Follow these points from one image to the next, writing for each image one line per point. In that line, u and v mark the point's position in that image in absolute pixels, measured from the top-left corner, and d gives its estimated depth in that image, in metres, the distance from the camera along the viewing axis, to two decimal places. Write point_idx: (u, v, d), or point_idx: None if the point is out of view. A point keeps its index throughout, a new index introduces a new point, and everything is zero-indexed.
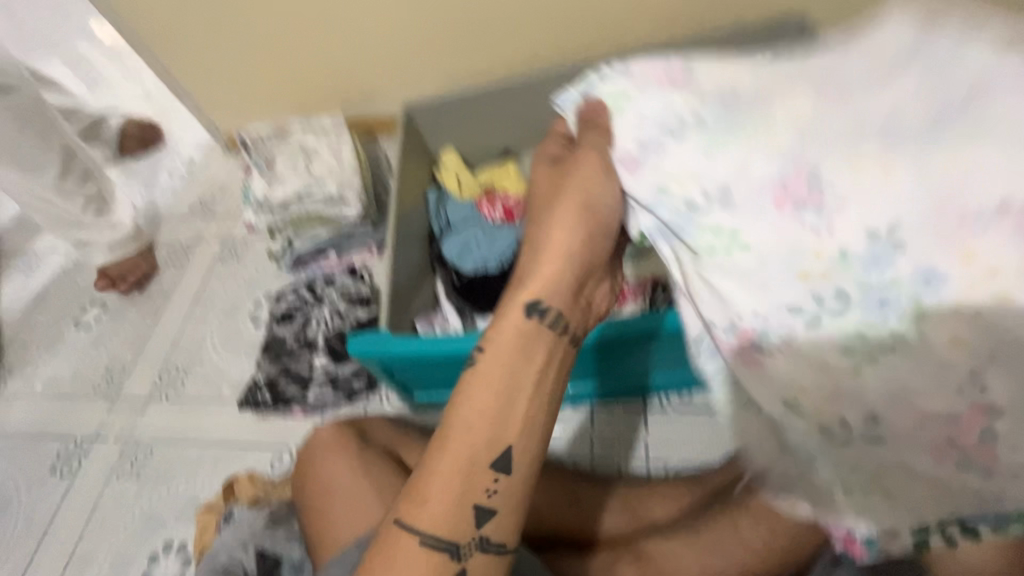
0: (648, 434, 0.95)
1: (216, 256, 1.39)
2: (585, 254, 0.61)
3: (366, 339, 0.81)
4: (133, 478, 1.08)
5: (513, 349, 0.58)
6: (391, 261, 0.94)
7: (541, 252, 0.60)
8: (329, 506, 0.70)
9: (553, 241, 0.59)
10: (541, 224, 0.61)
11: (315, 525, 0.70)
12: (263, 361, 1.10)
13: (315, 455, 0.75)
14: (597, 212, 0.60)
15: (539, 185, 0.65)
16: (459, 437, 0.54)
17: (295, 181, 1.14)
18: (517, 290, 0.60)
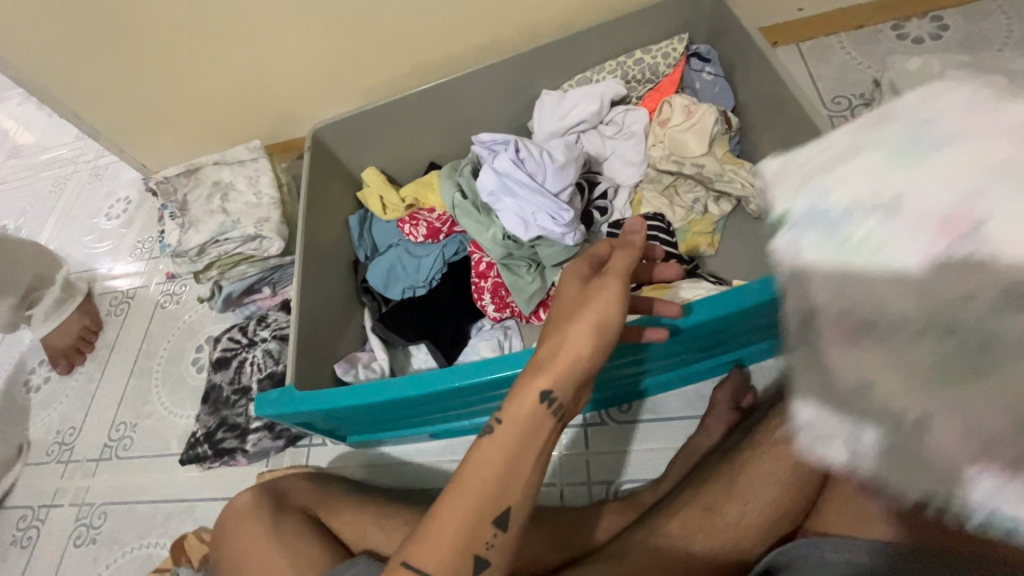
0: (590, 452, 0.87)
1: (157, 301, 1.35)
2: (605, 347, 0.52)
3: (271, 397, 0.79)
4: (89, 543, 1.07)
5: (520, 424, 0.51)
6: (302, 304, 0.90)
7: (567, 331, 0.51)
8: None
9: (584, 329, 0.51)
10: (573, 299, 0.53)
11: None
12: (202, 413, 1.07)
13: (232, 522, 0.74)
14: (610, 320, 0.52)
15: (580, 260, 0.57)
16: (466, 496, 0.49)
17: (210, 223, 1.10)
18: (535, 365, 0.52)
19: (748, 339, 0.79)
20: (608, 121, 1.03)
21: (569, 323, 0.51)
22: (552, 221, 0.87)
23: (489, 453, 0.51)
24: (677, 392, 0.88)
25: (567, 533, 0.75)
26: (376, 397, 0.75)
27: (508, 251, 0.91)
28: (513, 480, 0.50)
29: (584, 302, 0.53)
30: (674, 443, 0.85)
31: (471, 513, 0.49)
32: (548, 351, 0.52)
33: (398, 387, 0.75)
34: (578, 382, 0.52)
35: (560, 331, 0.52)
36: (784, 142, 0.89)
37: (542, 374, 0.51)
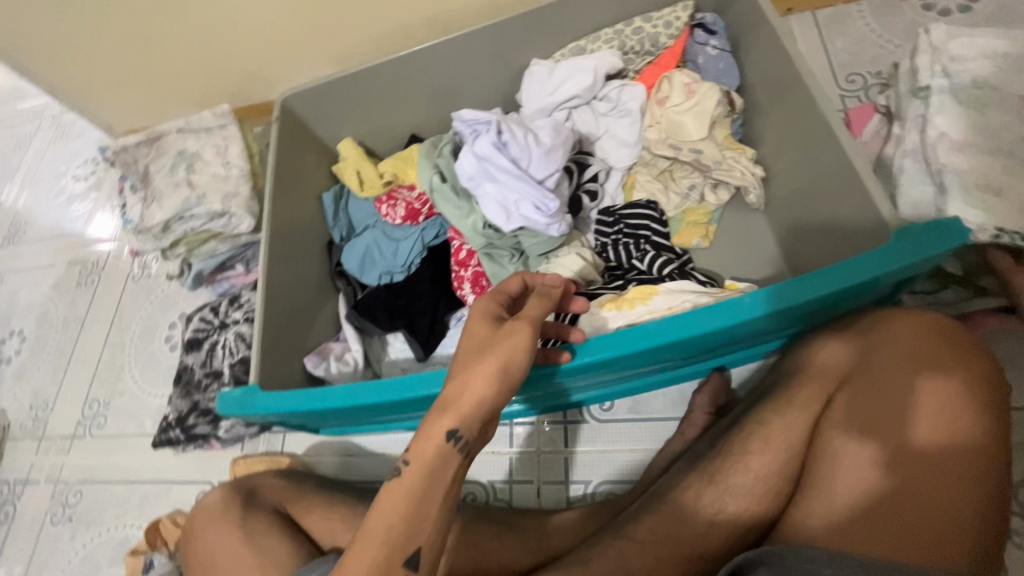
0: (569, 450, 0.85)
1: (127, 274, 1.29)
2: (497, 397, 0.63)
3: (236, 398, 0.76)
4: (66, 521, 1.06)
5: (423, 465, 0.61)
6: (269, 295, 0.84)
7: (463, 384, 0.63)
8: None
9: (481, 377, 0.62)
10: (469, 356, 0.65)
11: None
12: (174, 395, 1.03)
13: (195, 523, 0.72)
14: (507, 371, 0.63)
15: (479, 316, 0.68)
16: (376, 534, 0.58)
17: (175, 197, 1.03)
18: (439, 412, 0.63)
19: (735, 348, 0.76)
20: (602, 97, 0.95)
21: (465, 375, 0.63)
22: (534, 211, 0.81)
23: (402, 487, 0.60)
24: (662, 391, 0.85)
25: (540, 538, 0.74)
26: (347, 400, 0.74)
27: (488, 240, 0.86)
28: (421, 514, 0.59)
29: (486, 352, 0.64)
30: (655, 444, 0.82)
31: (383, 544, 0.57)
32: (453, 394, 0.63)
33: (368, 392, 0.75)
34: (480, 420, 0.63)
35: (463, 376, 0.63)
36: (788, 128, 0.82)
37: (448, 416, 0.62)
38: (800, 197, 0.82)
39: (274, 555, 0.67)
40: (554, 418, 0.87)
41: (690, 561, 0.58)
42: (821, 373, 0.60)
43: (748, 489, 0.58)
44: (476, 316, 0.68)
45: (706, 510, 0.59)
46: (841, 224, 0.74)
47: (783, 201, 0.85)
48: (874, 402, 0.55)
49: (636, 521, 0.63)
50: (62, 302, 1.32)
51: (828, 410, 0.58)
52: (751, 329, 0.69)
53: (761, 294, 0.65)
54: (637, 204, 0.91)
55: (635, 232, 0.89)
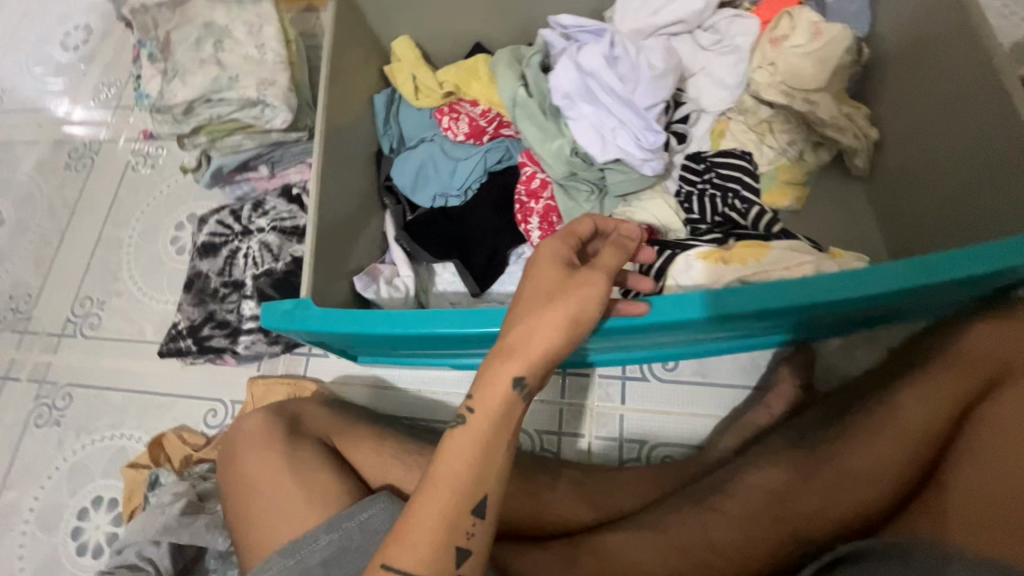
0: (625, 407, 0.80)
1: (127, 162, 1.15)
2: (567, 342, 0.54)
3: (281, 309, 0.67)
4: (53, 425, 0.96)
5: (484, 418, 0.52)
6: (320, 200, 0.74)
7: (530, 329, 0.52)
8: (253, 505, 0.62)
9: (551, 323, 0.53)
10: (533, 295, 0.54)
11: (233, 513, 0.63)
12: (185, 303, 0.93)
13: (237, 444, 0.67)
14: (583, 316, 0.53)
15: (543, 248, 0.56)
16: (437, 490, 0.49)
17: (201, 76, 0.88)
18: (503, 359, 0.53)
19: (835, 324, 0.70)
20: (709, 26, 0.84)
21: (534, 318, 0.52)
22: (634, 144, 0.72)
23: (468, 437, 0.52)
24: (733, 357, 0.80)
25: (600, 492, 0.70)
26: (402, 325, 0.65)
27: (574, 169, 0.78)
28: (487, 470, 0.51)
29: (559, 293, 0.53)
30: (719, 411, 0.77)
31: (449, 495, 0.49)
32: (518, 338, 0.53)
33: (421, 321, 0.65)
34: (548, 369, 0.54)
35: (530, 320, 0.53)
36: (918, 89, 0.74)
37: (516, 364, 0.52)
38: (921, 170, 0.74)
39: (326, 488, 0.62)
40: (605, 373, 0.82)
41: (792, 539, 0.55)
42: (976, 361, 0.56)
43: (868, 476, 0.55)
44: (547, 248, 0.57)
45: (817, 493, 0.56)
46: (971, 204, 0.68)
47: (895, 173, 0.78)
48: None
49: (727, 492, 0.60)
50: (48, 185, 1.17)
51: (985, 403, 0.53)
52: (847, 307, 0.62)
53: (874, 271, 0.57)
54: (731, 153, 0.82)
55: (724, 183, 0.80)
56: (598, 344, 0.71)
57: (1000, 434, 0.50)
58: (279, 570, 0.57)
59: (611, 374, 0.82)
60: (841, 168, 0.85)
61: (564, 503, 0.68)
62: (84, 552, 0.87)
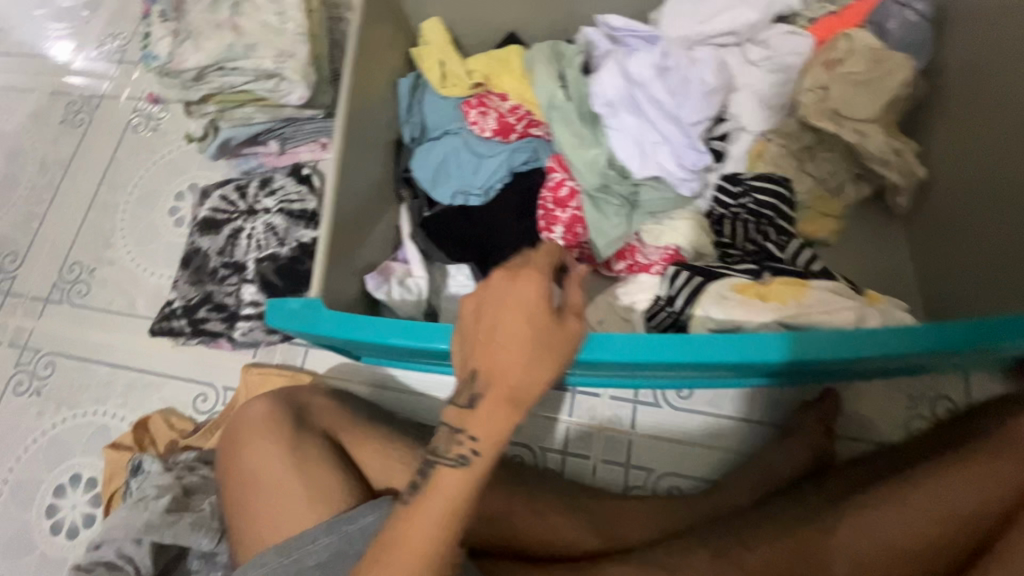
0: (634, 432, 0.78)
1: (127, 123, 1.08)
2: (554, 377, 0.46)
3: (288, 306, 0.63)
4: (32, 395, 0.92)
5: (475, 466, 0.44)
6: (338, 192, 0.69)
7: (526, 379, 0.43)
8: (251, 500, 0.62)
9: (547, 369, 0.43)
10: (523, 342, 0.42)
11: (231, 506, 0.63)
12: (181, 280, 0.89)
13: (239, 439, 0.65)
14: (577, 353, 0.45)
15: (525, 280, 0.43)
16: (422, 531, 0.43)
17: (214, 40, 0.82)
18: (494, 407, 0.43)
19: (859, 373, 0.69)
20: (761, 40, 0.79)
21: (533, 367, 0.42)
22: (677, 159, 0.72)
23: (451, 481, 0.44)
24: (751, 392, 0.77)
25: (607, 520, 0.68)
26: (409, 337, 0.61)
27: (606, 181, 0.74)
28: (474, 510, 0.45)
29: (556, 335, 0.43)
30: (732, 448, 0.75)
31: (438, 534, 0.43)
32: (512, 388, 0.43)
33: (426, 337, 0.60)
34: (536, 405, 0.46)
35: (529, 371, 0.43)
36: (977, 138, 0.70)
37: (505, 414, 0.43)
38: (970, 223, 0.71)
39: (328, 488, 0.62)
40: (616, 395, 0.79)
41: None
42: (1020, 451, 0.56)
43: (897, 543, 0.54)
44: (523, 282, 0.43)
45: (843, 553, 0.55)
46: (1005, 268, 0.67)
47: (937, 224, 0.75)
48: None
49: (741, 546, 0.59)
50: (41, 139, 1.10)
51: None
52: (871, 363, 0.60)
53: (910, 334, 0.55)
54: (770, 177, 0.77)
55: (759, 210, 0.75)
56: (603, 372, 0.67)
57: None
58: (275, 567, 0.58)
59: (623, 396, 0.79)
60: (881, 206, 0.81)
61: (568, 531, 0.66)
62: (58, 531, 0.83)
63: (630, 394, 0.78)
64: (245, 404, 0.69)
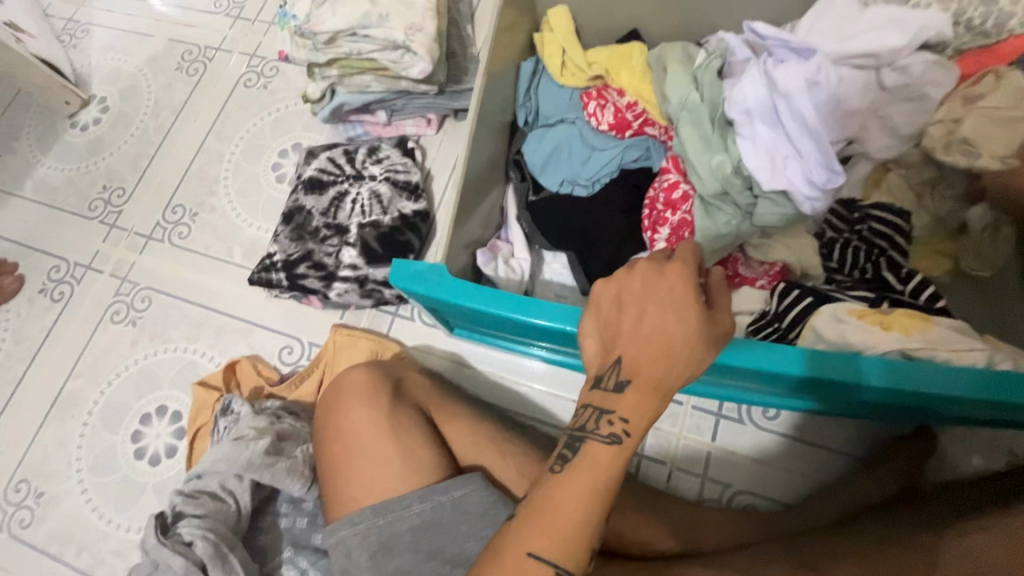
0: (713, 446, 0.77)
1: (240, 77, 1.11)
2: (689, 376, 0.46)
3: (414, 268, 0.65)
4: (128, 325, 0.96)
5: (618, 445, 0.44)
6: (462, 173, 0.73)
7: (670, 370, 0.43)
8: (350, 456, 0.64)
9: (690, 362, 0.43)
10: (670, 332, 0.43)
11: (329, 458, 0.65)
12: (282, 235, 0.92)
13: (340, 395, 0.67)
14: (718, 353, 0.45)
15: (676, 272, 0.44)
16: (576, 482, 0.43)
17: (350, 6, 0.85)
18: (637, 391, 0.43)
19: (960, 419, 0.67)
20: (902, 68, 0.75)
21: (678, 358, 0.43)
22: (806, 172, 0.69)
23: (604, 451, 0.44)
24: (838, 423, 0.76)
25: (685, 526, 0.69)
26: (517, 314, 0.61)
27: (727, 188, 0.73)
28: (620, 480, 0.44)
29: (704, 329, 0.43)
30: (812, 474, 0.74)
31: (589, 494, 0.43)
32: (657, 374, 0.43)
33: (529, 312, 0.61)
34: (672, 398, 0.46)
35: (673, 361, 0.43)
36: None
37: (651, 399, 0.43)
38: None
39: (424, 455, 0.63)
40: (699, 406, 0.78)
41: None
42: None
43: None
44: (671, 278, 0.44)
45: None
46: None
47: None
48: None
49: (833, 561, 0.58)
50: (157, 82, 1.15)
51: None
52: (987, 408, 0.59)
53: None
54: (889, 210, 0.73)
55: (873, 238, 0.72)
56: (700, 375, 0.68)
57: None
58: (371, 523, 0.60)
59: (706, 408, 0.78)
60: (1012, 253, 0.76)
61: (646, 529, 0.66)
62: (142, 457, 0.87)
63: (713, 407, 0.78)
64: (344, 370, 0.70)
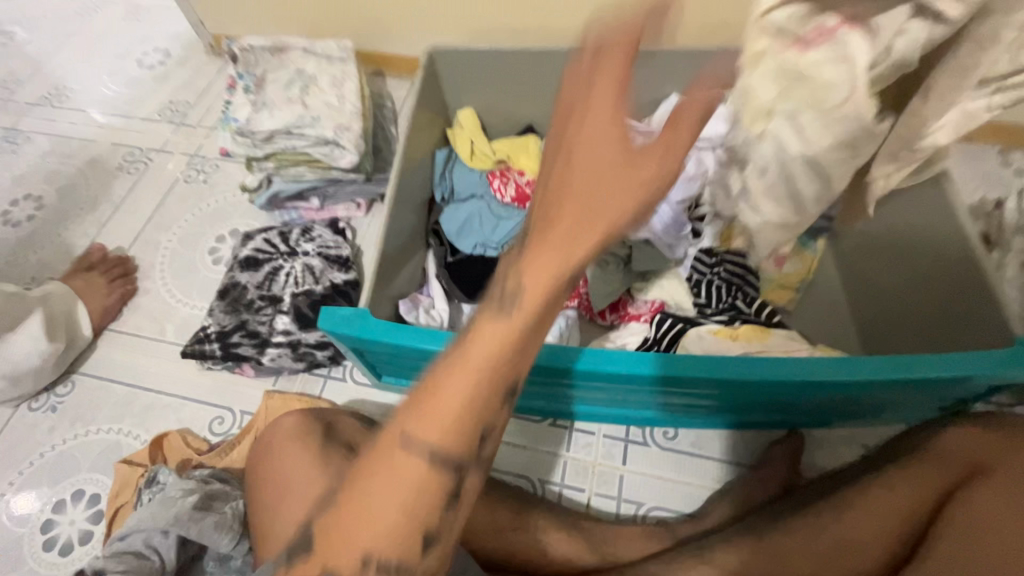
0: (624, 469, 0.85)
1: (181, 174, 1.21)
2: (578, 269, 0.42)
3: (341, 314, 0.72)
4: (46, 411, 0.94)
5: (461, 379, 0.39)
6: (384, 244, 0.84)
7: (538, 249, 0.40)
8: (280, 501, 0.66)
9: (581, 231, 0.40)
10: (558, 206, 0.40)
11: (259, 505, 0.67)
12: (217, 309, 0.97)
13: (271, 444, 0.71)
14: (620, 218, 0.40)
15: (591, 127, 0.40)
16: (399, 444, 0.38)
17: (286, 111, 1.00)
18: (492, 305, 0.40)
19: (820, 414, 0.79)
20: (801, 14, 0.43)
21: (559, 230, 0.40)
22: (667, 227, 0.87)
23: (474, 385, 0.39)
24: (728, 436, 0.87)
25: (600, 543, 0.74)
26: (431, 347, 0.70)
27: (607, 241, 0.88)
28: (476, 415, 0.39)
29: (604, 182, 0.40)
30: (712, 485, 0.83)
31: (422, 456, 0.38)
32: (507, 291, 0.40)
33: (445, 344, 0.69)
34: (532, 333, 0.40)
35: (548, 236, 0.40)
36: (902, 223, 0.85)
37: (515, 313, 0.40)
38: (899, 283, 0.87)
39: None
40: (610, 432, 0.88)
41: None
42: (951, 459, 0.65)
43: (854, 543, 0.63)
44: (597, 147, 0.40)
45: (807, 558, 0.64)
46: (931, 332, 0.82)
47: (876, 286, 0.90)
48: (1001, 496, 0.59)
49: (719, 551, 0.68)
50: (96, 181, 1.22)
51: (960, 491, 0.62)
52: (833, 397, 0.70)
53: (869, 364, 0.64)
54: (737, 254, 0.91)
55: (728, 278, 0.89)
56: (602, 394, 0.77)
57: (973, 519, 0.59)
58: None
59: (617, 435, 0.88)
60: (834, 256, 0.97)
61: (566, 548, 0.72)
62: (52, 547, 0.83)
63: (622, 434, 0.87)
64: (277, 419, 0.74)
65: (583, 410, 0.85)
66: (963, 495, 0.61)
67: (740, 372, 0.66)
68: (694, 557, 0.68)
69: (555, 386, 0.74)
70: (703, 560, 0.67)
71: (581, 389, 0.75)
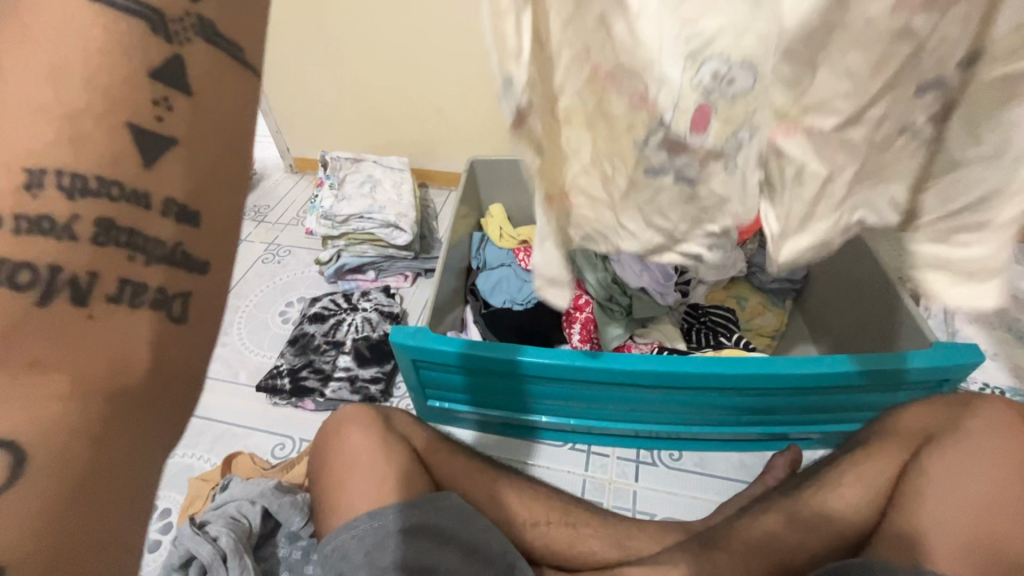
0: (638, 484, 0.97)
1: (258, 256, 1.43)
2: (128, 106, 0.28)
3: (408, 331, 0.88)
4: None
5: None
6: (436, 299, 1.09)
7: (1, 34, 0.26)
8: (344, 479, 0.76)
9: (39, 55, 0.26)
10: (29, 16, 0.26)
11: (323, 486, 0.77)
12: (288, 352, 1.17)
13: (334, 431, 0.82)
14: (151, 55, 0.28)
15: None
16: None
17: (360, 202, 1.29)
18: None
19: (799, 423, 0.93)
20: None
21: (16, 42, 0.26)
22: (656, 280, 1.04)
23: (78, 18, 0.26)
24: (725, 456, 1.00)
25: (623, 539, 0.82)
26: (474, 354, 0.86)
27: (611, 295, 1.08)
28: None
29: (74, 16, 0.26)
30: (717, 497, 0.94)
31: None
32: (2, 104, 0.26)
33: (493, 349, 0.85)
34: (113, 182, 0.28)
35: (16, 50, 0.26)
36: (845, 271, 1.09)
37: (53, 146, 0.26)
38: (845, 317, 1.10)
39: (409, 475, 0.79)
40: (623, 452, 1.01)
41: (783, 569, 0.72)
42: (911, 432, 0.75)
43: (837, 515, 0.73)
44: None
45: (798, 532, 0.73)
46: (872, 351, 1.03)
47: (834, 329, 1.13)
48: (951, 458, 0.68)
49: (728, 537, 0.76)
50: None
51: (918, 459, 0.71)
52: (812, 394, 0.86)
53: (833, 360, 0.81)
54: (719, 308, 1.17)
55: (715, 325, 1.14)
56: (621, 402, 0.92)
57: (931, 481, 0.67)
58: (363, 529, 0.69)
59: (629, 456, 1.00)
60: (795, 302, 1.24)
61: (595, 542, 0.81)
62: None
63: (633, 454, 1.00)
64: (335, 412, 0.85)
65: (600, 429, 0.98)
66: (922, 462, 0.70)
67: (736, 365, 0.82)
68: (707, 545, 0.76)
69: (568, 389, 0.90)
70: (713, 547, 0.76)
71: (587, 396, 0.91)
